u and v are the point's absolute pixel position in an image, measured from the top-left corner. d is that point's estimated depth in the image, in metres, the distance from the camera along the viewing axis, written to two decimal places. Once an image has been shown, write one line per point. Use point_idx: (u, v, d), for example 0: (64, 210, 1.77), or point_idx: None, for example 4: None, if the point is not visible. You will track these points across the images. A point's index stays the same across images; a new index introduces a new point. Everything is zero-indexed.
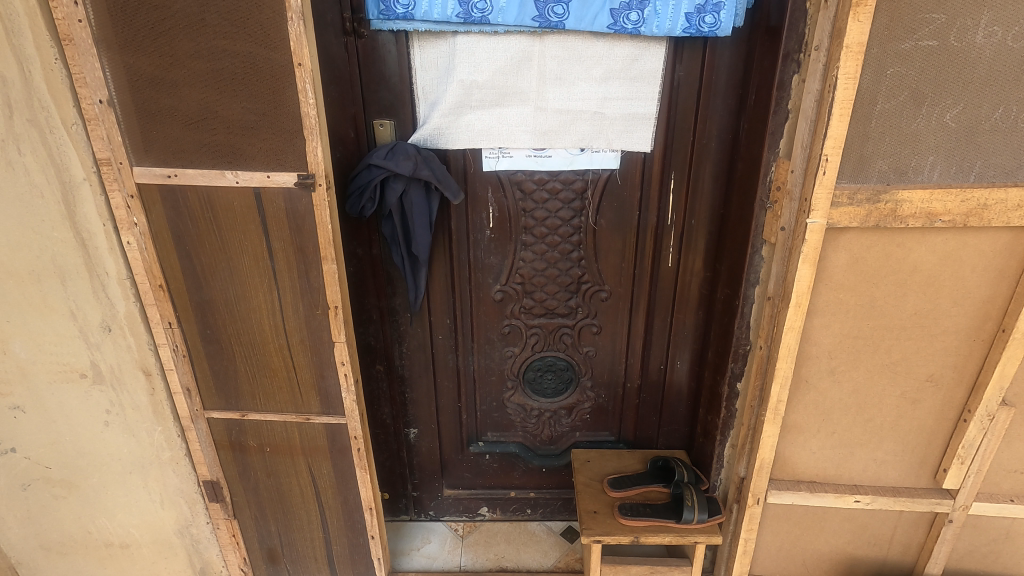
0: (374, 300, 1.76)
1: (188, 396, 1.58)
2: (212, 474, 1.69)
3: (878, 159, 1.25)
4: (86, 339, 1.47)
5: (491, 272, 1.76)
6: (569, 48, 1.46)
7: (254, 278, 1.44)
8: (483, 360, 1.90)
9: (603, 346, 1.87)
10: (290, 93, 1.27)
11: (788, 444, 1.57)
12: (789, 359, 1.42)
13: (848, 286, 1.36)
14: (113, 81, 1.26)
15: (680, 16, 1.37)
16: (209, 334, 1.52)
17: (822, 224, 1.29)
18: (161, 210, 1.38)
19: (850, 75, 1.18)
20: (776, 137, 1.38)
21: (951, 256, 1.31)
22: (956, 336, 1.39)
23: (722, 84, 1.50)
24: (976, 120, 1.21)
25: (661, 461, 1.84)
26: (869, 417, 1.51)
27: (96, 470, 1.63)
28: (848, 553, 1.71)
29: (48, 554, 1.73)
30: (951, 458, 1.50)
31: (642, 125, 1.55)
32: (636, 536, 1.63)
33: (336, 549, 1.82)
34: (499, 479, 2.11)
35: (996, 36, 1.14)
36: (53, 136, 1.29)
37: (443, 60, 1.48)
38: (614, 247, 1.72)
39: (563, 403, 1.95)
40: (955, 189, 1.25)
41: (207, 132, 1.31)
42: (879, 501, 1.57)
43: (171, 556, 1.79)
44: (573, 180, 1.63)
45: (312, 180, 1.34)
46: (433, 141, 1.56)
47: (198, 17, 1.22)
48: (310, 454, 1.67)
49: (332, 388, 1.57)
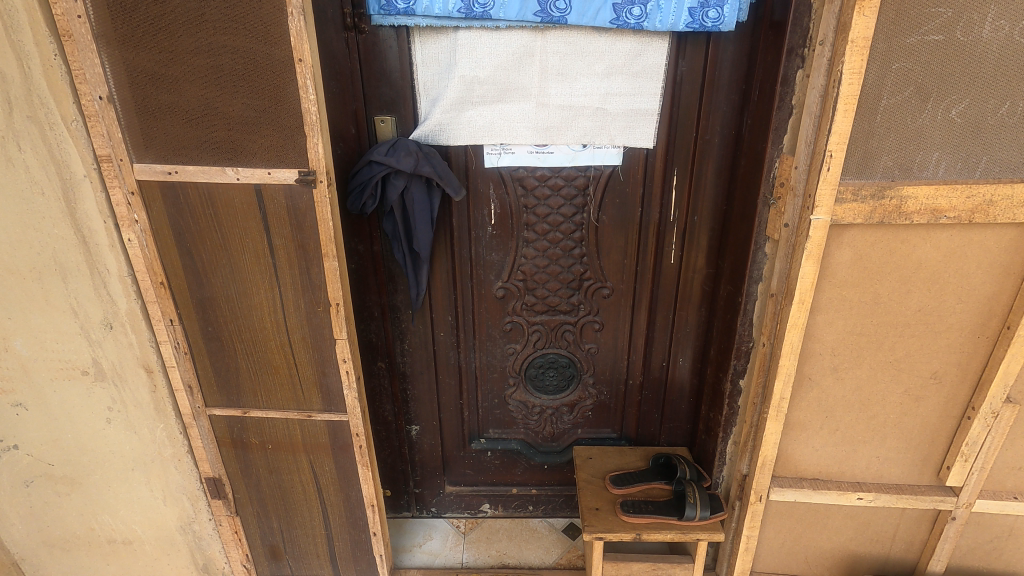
0: (375, 296, 1.76)
1: (189, 393, 1.57)
2: (214, 470, 1.69)
3: (883, 154, 1.24)
4: (87, 337, 1.47)
5: (493, 268, 1.76)
6: (572, 43, 1.45)
7: (255, 275, 1.44)
8: (484, 357, 1.90)
9: (605, 343, 1.86)
10: (290, 88, 1.27)
11: (791, 442, 1.56)
12: (792, 356, 1.42)
13: (852, 283, 1.36)
14: (113, 77, 1.26)
15: (683, 11, 1.35)
16: (210, 331, 1.51)
17: (826, 220, 1.28)
18: (161, 208, 1.38)
19: (854, 70, 1.17)
20: (779, 133, 1.37)
21: (956, 252, 1.30)
22: (960, 333, 1.38)
23: (725, 80, 1.49)
24: (982, 115, 1.20)
25: (663, 458, 1.83)
26: (872, 414, 1.50)
27: (98, 467, 1.63)
28: (850, 550, 1.71)
29: (52, 550, 1.74)
30: (954, 455, 1.49)
31: (645, 121, 1.54)
32: (638, 532, 1.62)
33: (338, 546, 1.82)
34: (501, 476, 2.12)
35: (1003, 31, 1.13)
36: (53, 132, 1.28)
37: (444, 56, 1.47)
38: (616, 244, 1.71)
39: (565, 400, 1.95)
40: (960, 185, 1.24)
41: (208, 128, 1.30)
42: (881, 498, 1.57)
43: (174, 553, 1.79)
44: (574, 177, 1.62)
45: (312, 176, 1.33)
46: (434, 137, 1.55)
47: (197, 13, 1.21)
48: (312, 451, 1.67)
49: (332, 385, 1.57)
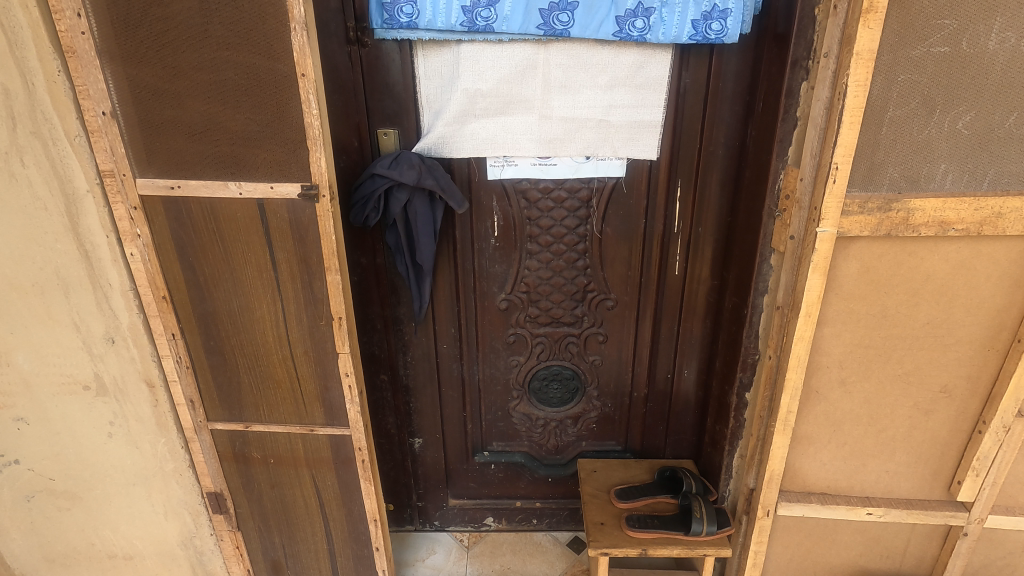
0: (378, 309, 1.75)
1: (191, 407, 1.56)
2: (216, 485, 1.67)
3: (889, 166, 1.23)
4: (89, 352, 1.46)
5: (496, 280, 1.75)
6: (574, 56, 1.45)
7: (257, 288, 1.43)
8: (488, 369, 1.89)
9: (610, 355, 1.85)
10: (293, 103, 1.26)
11: (799, 456, 1.54)
12: (799, 369, 1.40)
13: (859, 295, 1.34)
14: (115, 93, 1.26)
15: (686, 23, 1.35)
16: (212, 345, 1.50)
17: (832, 232, 1.27)
18: (164, 222, 1.38)
19: (861, 83, 1.16)
20: (784, 145, 1.37)
21: (964, 265, 1.29)
22: (970, 346, 1.36)
23: (729, 91, 1.48)
24: (989, 127, 1.19)
25: (668, 471, 1.82)
26: (881, 428, 1.48)
27: (100, 482, 1.62)
28: (860, 566, 1.68)
29: (52, 566, 1.72)
30: (965, 470, 1.47)
31: (649, 133, 1.53)
32: (643, 548, 1.60)
33: (341, 561, 1.80)
34: (504, 489, 2.10)
35: (1010, 42, 1.12)
36: (56, 148, 1.28)
37: (447, 69, 1.47)
38: (620, 255, 1.70)
39: (569, 412, 1.93)
40: (967, 198, 1.23)
41: (210, 143, 1.30)
42: (891, 513, 1.55)
43: (175, 567, 1.78)
44: (578, 189, 1.62)
45: (315, 191, 1.32)
46: (437, 150, 1.54)
47: (201, 29, 1.21)
48: (314, 466, 1.65)
49: (335, 399, 1.56)
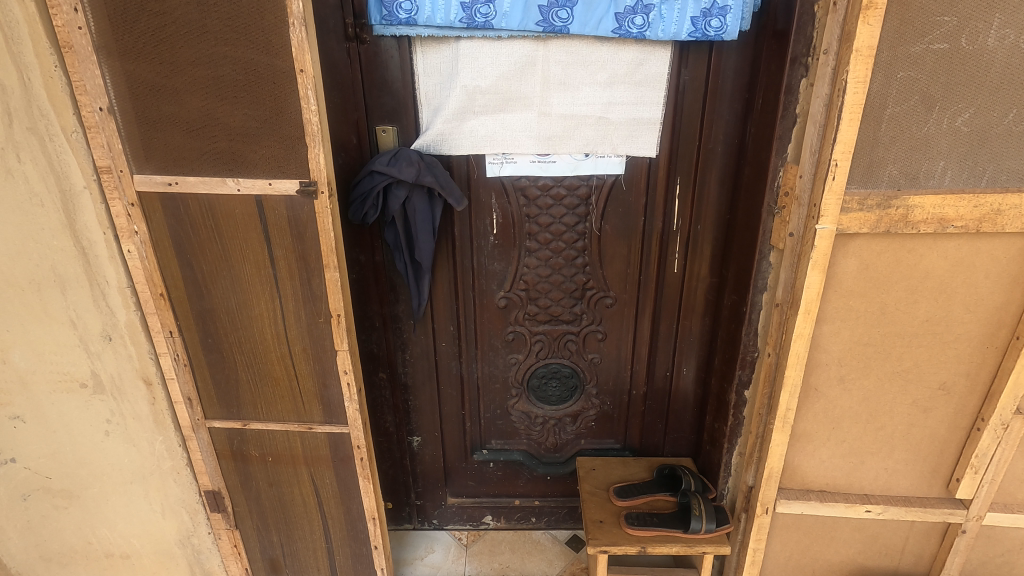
0: (376, 307, 1.75)
1: (189, 405, 1.56)
2: (214, 483, 1.67)
3: (888, 163, 1.23)
4: (86, 349, 1.46)
5: (495, 278, 1.74)
6: (574, 53, 1.44)
7: (256, 286, 1.42)
8: (486, 368, 1.88)
9: (608, 353, 1.85)
10: (291, 99, 1.26)
11: (798, 453, 1.54)
12: (798, 367, 1.40)
13: (858, 292, 1.34)
14: (113, 88, 1.25)
15: (686, 19, 1.35)
16: (210, 342, 1.50)
17: (831, 229, 1.27)
18: (162, 219, 1.37)
19: (860, 79, 1.16)
20: (783, 142, 1.37)
21: (963, 262, 1.29)
22: (969, 343, 1.37)
23: (729, 88, 1.48)
24: (988, 124, 1.19)
25: (667, 469, 1.81)
26: (880, 425, 1.48)
27: (97, 480, 1.61)
28: (859, 564, 1.68)
29: (48, 565, 1.72)
30: (964, 468, 1.48)
31: (648, 130, 1.53)
32: (643, 546, 1.60)
33: (339, 559, 1.80)
34: (503, 487, 2.10)
35: (1008, 39, 1.12)
36: (52, 144, 1.27)
37: (446, 66, 1.47)
38: (619, 253, 1.70)
39: (568, 411, 1.93)
40: (967, 195, 1.23)
41: (208, 139, 1.30)
42: (890, 510, 1.55)
43: (173, 566, 1.77)
44: (577, 186, 1.62)
45: (313, 188, 1.32)
46: (436, 147, 1.54)
47: (199, 24, 1.21)
48: (313, 464, 1.65)
49: (333, 397, 1.55)
